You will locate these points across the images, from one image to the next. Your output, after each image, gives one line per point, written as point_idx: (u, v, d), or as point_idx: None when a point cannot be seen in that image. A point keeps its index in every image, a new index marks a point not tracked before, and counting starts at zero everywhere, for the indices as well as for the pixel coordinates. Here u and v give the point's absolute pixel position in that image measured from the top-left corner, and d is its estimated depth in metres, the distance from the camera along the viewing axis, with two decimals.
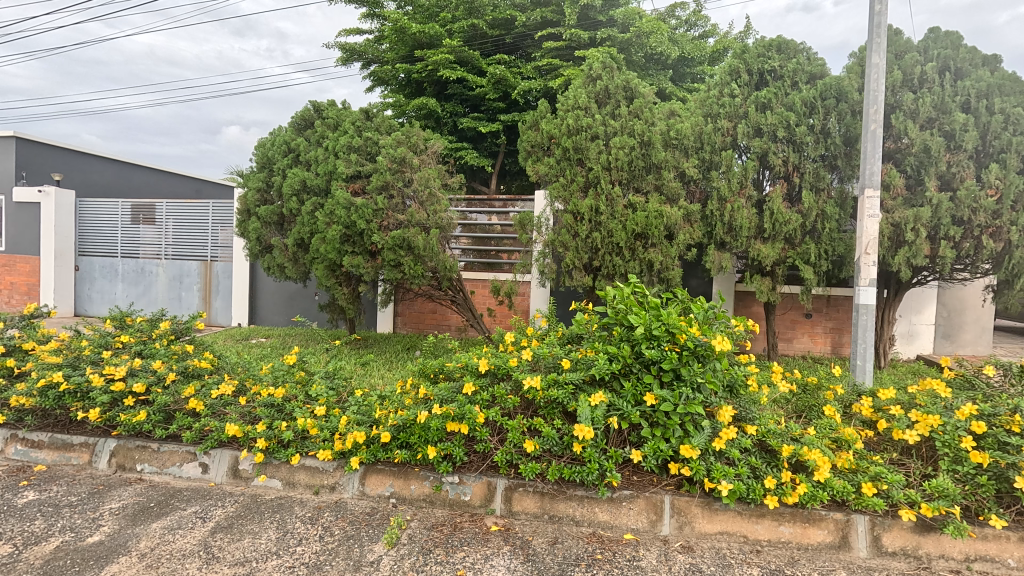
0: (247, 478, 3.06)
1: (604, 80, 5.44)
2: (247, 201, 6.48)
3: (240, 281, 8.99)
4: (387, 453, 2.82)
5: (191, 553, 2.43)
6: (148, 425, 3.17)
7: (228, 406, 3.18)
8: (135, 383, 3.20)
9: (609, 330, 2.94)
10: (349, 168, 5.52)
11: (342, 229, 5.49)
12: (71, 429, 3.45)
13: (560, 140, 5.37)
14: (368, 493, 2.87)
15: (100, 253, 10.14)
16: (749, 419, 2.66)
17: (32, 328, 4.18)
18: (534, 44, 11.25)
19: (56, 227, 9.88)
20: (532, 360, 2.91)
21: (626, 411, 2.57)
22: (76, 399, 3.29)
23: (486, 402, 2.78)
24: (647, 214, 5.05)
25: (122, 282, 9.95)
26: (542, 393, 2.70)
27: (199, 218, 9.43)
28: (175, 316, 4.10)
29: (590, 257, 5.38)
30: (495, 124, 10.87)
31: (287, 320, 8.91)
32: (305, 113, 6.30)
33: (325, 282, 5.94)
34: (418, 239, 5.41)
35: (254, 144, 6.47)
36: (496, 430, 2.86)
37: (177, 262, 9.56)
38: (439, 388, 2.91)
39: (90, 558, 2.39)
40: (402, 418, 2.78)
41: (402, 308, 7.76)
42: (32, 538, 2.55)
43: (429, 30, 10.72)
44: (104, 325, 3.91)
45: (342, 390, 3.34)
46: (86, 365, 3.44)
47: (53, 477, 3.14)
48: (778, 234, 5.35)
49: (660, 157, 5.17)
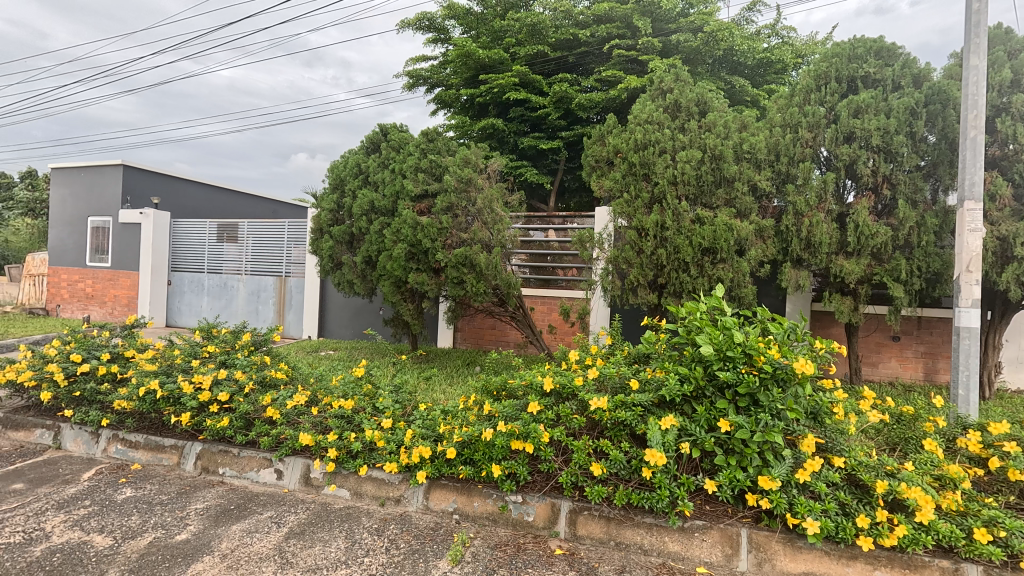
0: (318, 486, 3.17)
1: (674, 93, 5.34)
2: (320, 221, 6.82)
3: (312, 295, 9.49)
4: (451, 469, 2.86)
5: (267, 557, 2.53)
6: (230, 431, 3.37)
7: (302, 415, 3.34)
8: (220, 393, 3.43)
9: (680, 350, 2.82)
10: (415, 189, 5.77)
11: (408, 247, 5.69)
12: (162, 431, 3.71)
13: (626, 155, 5.30)
14: (432, 508, 2.90)
15: (189, 269, 11.04)
16: (837, 450, 2.46)
17: (132, 336, 4.57)
18: (595, 60, 11.26)
19: (153, 244, 10.87)
20: (598, 381, 2.85)
21: (698, 437, 2.44)
22: (169, 404, 3.56)
23: (551, 421, 2.76)
24: (715, 229, 4.85)
25: (207, 296, 10.77)
26: (609, 414, 2.62)
27: (275, 236, 10.07)
28: (256, 328, 4.37)
29: (655, 274, 5.21)
30: (556, 141, 10.96)
31: (353, 333, 9.30)
32: (373, 137, 6.59)
33: (390, 298, 6.14)
34: (480, 256, 5.47)
35: (328, 166, 6.82)
36: (560, 451, 2.81)
37: (255, 277, 10.22)
38: (504, 405, 2.91)
39: (178, 555, 2.54)
40: (466, 434, 2.79)
41: (462, 325, 7.87)
42: (129, 533, 2.75)
43: (493, 54, 10.93)
44: (193, 336, 4.24)
45: (407, 404, 3.42)
46: (177, 373, 3.72)
47: (148, 477, 3.40)
48: (863, 249, 4.97)
49: (731, 171, 4.95)
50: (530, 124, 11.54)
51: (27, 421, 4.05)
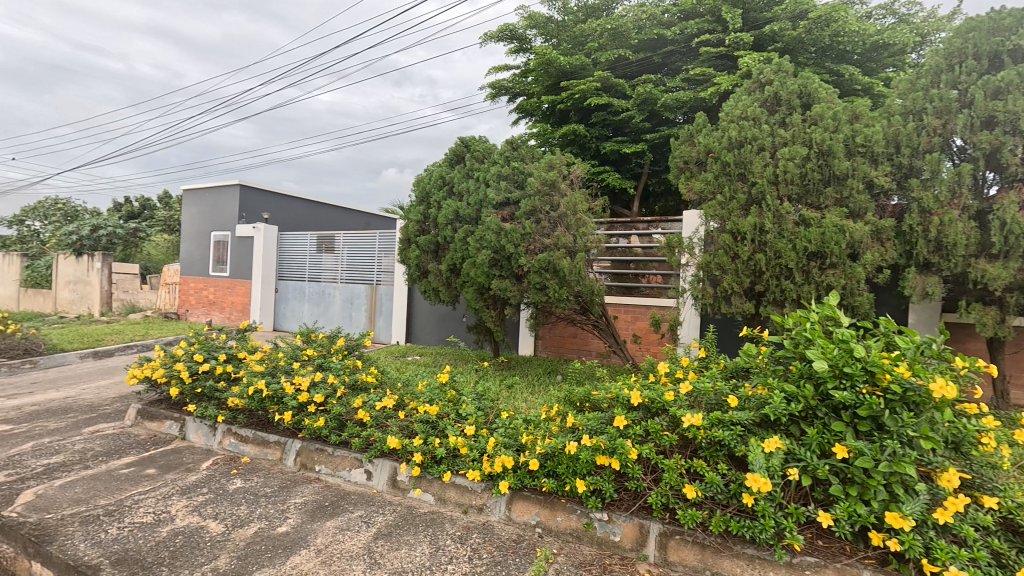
0: (404, 489, 3.25)
1: (773, 86, 4.94)
2: (408, 231, 7.10)
3: (400, 302, 9.93)
4: (534, 480, 2.80)
5: (357, 556, 2.62)
6: (325, 431, 3.56)
7: (390, 419, 3.45)
8: (317, 394, 3.65)
9: (785, 365, 2.56)
10: (498, 196, 5.84)
11: (490, 254, 5.75)
12: (268, 428, 4.01)
13: (719, 154, 5.01)
14: (514, 519, 2.85)
15: (293, 277, 12.03)
16: (986, 488, 2.09)
17: (244, 339, 5.02)
18: (682, 58, 10.88)
19: (263, 255, 11.98)
20: (691, 396, 2.66)
21: (809, 463, 2.18)
22: (274, 403, 3.84)
23: (638, 437, 2.61)
24: (823, 231, 4.40)
25: (308, 303, 11.65)
26: (704, 432, 2.43)
27: (368, 246, 10.68)
28: (349, 333, 4.62)
29: (753, 281, 4.83)
30: (640, 145, 10.64)
31: (438, 339, 9.59)
32: (458, 148, 6.75)
33: (473, 305, 6.23)
34: (563, 262, 5.40)
35: (415, 178, 7.08)
36: (649, 469, 2.65)
37: (350, 285, 10.89)
38: (588, 418, 2.81)
39: (279, 546, 2.71)
40: (549, 446, 2.72)
41: (543, 332, 7.82)
42: (238, 521, 2.98)
43: (575, 60, 10.85)
44: (295, 339, 4.57)
45: (490, 411, 3.42)
46: (281, 375, 4.02)
47: (255, 469, 3.68)
48: (1012, 251, 4.26)
49: (842, 167, 4.47)
50: (612, 128, 11.30)
51: (159, 413, 4.57)
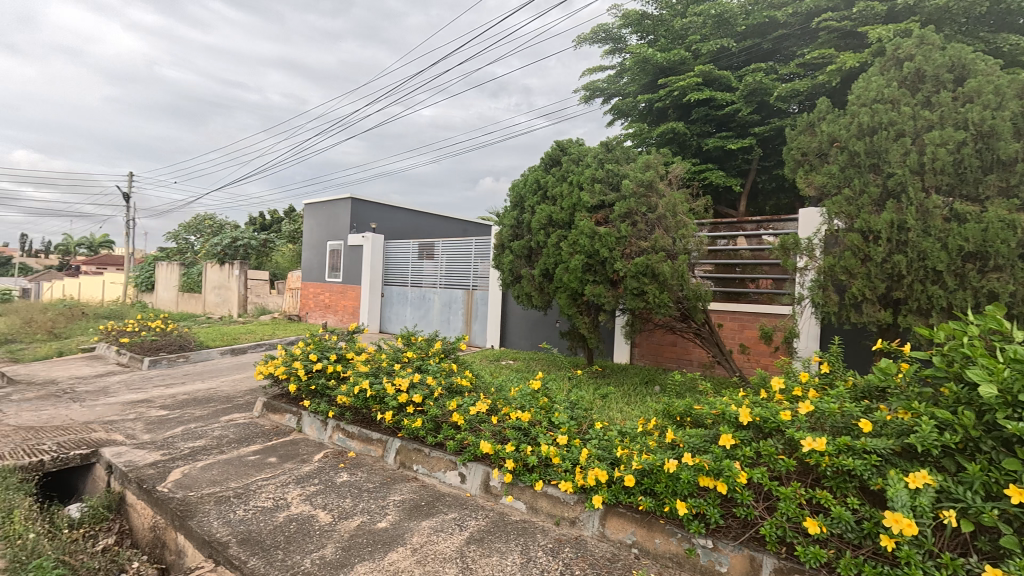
0: (496, 495, 3.24)
1: (914, 61, 4.29)
2: (502, 237, 7.19)
3: (495, 307, 10.11)
4: (630, 498, 2.64)
5: (450, 558, 2.65)
6: (422, 432, 3.68)
7: (483, 423, 3.48)
8: (415, 395, 3.79)
9: (934, 386, 2.18)
10: (592, 200, 5.70)
11: (584, 259, 5.63)
12: (371, 426, 4.24)
13: (845, 144, 4.48)
14: (608, 536, 2.72)
15: (397, 283, 12.77)
16: None
17: (353, 340, 5.39)
18: (797, 42, 10.00)
19: (371, 262, 12.87)
20: (812, 417, 2.36)
21: (970, 506, 1.82)
22: (377, 403, 4.06)
23: (749, 460, 2.36)
24: (983, 226, 3.74)
25: (410, 307, 12.29)
26: (829, 460, 2.13)
27: (464, 252, 11.03)
28: (446, 337, 4.78)
29: (889, 286, 4.23)
30: (748, 139, 9.91)
31: (532, 344, 9.62)
32: (552, 152, 6.71)
33: (567, 311, 6.14)
34: (663, 266, 5.15)
35: (509, 185, 7.15)
36: (762, 495, 2.39)
37: (448, 290, 11.31)
38: (691, 435, 2.60)
39: (379, 541, 2.82)
40: (647, 462, 2.56)
41: (640, 340, 7.51)
42: (344, 513, 3.16)
43: (674, 54, 10.37)
44: (397, 341, 4.82)
45: (583, 421, 3.32)
46: (383, 375, 4.24)
47: (360, 464, 3.90)
48: None
49: (1010, 150, 3.75)
50: (716, 124, 10.62)
51: (280, 406, 5.04)
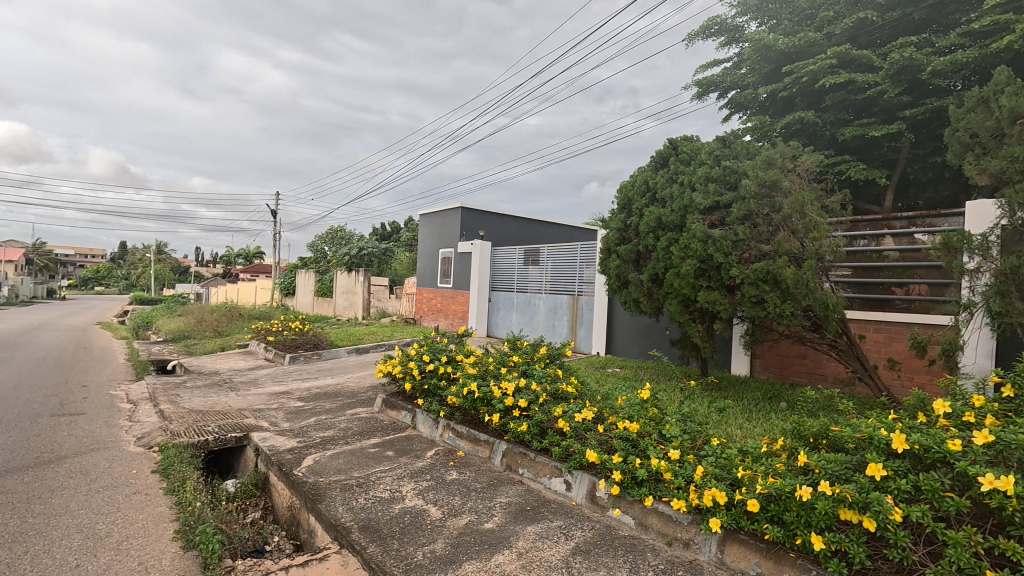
0: (603, 506, 3.13)
1: None
2: (608, 241, 7.02)
3: (601, 313, 9.92)
4: (753, 524, 2.39)
5: (556, 567, 2.60)
6: (528, 436, 3.69)
7: (589, 432, 3.39)
8: (521, 399, 3.82)
9: None
10: (706, 200, 5.37)
11: (697, 263, 5.29)
12: (478, 427, 4.35)
13: None
14: (728, 564, 2.48)
15: (503, 288, 13.07)
16: None
17: (462, 342, 5.61)
18: (960, 8, 8.58)
19: (479, 268, 13.36)
20: (991, 450, 1.96)
21: None
22: (485, 405, 4.18)
23: (905, 494, 2.02)
24: None
25: (515, 312, 12.52)
26: (1018, 504, 1.74)
27: (570, 258, 10.99)
28: (552, 343, 4.78)
29: None
30: (895, 124, 8.67)
31: (640, 352, 9.27)
32: (662, 152, 6.41)
33: (678, 318, 5.80)
34: (786, 271, 4.67)
35: (616, 187, 6.96)
36: (922, 538, 2.02)
37: (553, 296, 11.32)
38: (828, 460, 2.29)
39: (486, 542, 2.87)
40: (774, 487, 2.30)
41: (761, 351, 6.89)
42: (453, 510, 3.27)
43: (801, 37, 9.43)
44: (503, 345, 4.92)
45: (697, 436, 3.10)
46: (490, 378, 4.34)
47: (468, 464, 4.02)
48: None
49: None
50: (854, 110, 9.42)
51: (396, 403, 5.38)
